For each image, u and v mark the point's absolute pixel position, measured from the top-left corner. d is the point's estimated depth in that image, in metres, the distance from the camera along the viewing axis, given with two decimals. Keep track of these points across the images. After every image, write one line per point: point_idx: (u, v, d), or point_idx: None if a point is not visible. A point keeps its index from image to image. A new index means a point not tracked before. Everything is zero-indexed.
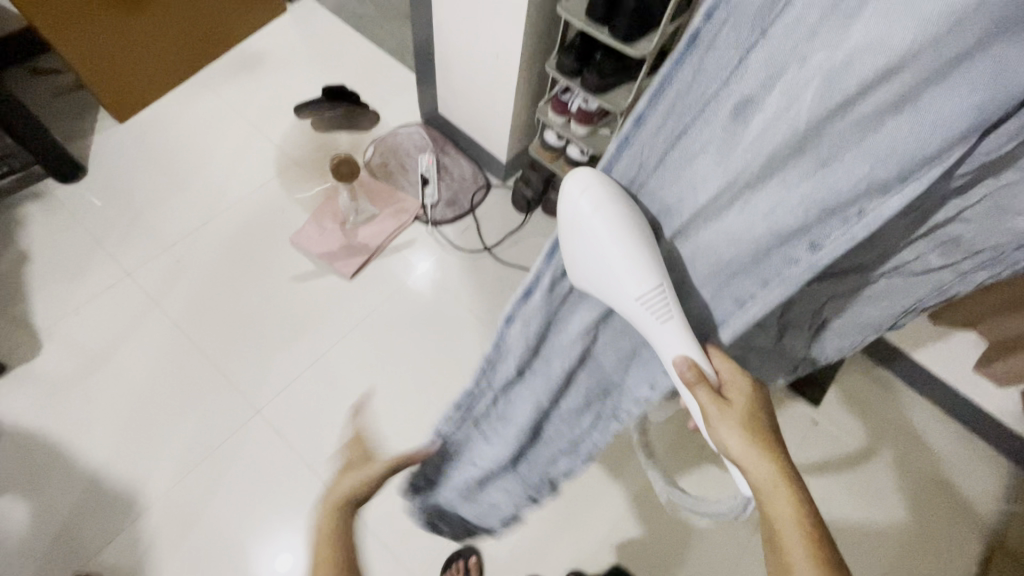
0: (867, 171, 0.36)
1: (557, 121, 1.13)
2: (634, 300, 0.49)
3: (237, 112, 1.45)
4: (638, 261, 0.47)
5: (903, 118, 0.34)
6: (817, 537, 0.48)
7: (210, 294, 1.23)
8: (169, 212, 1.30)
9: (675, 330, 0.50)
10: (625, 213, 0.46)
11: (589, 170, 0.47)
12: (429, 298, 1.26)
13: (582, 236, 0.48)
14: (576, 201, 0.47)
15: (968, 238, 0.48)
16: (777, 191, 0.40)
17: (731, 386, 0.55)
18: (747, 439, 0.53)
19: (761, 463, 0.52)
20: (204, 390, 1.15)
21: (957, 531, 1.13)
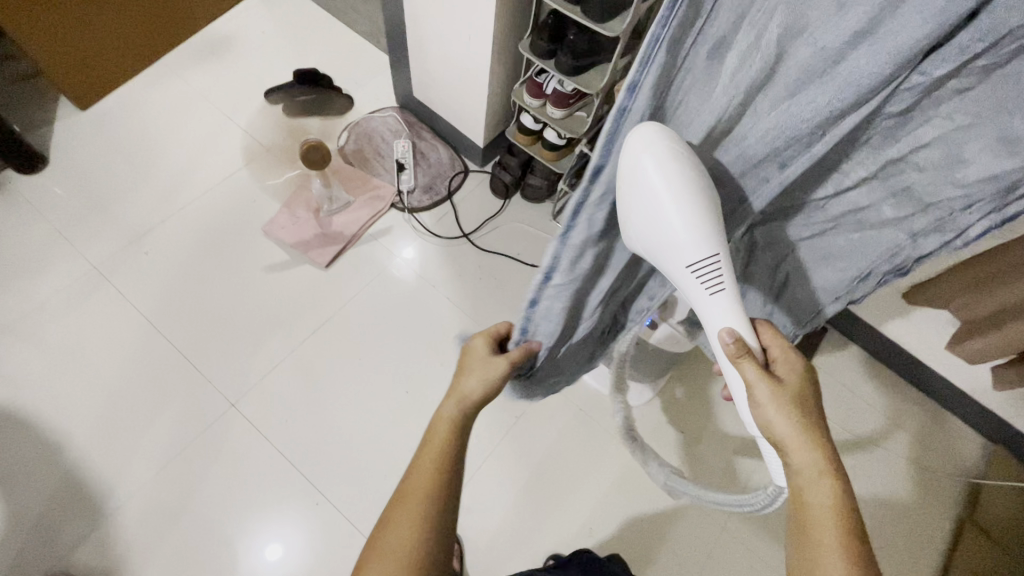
0: (829, 101, 0.40)
1: (533, 104, 1.11)
2: (685, 268, 0.50)
3: (204, 97, 1.40)
4: (702, 230, 0.47)
5: (864, 49, 0.37)
6: (853, 530, 0.49)
7: (181, 286, 1.20)
8: (136, 202, 1.26)
9: (727, 301, 0.52)
10: (692, 179, 0.45)
11: (653, 126, 0.44)
12: (407, 286, 1.24)
13: (637, 195, 0.46)
14: (638, 160, 0.44)
15: (920, 190, 0.48)
16: (748, 121, 0.45)
17: (780, 366, 0.57)
18: (795, 423, 0.53)
19: (807, 450, 0.52)
20: (176, 384, 1.12)
21: (929, 504, 1.15)
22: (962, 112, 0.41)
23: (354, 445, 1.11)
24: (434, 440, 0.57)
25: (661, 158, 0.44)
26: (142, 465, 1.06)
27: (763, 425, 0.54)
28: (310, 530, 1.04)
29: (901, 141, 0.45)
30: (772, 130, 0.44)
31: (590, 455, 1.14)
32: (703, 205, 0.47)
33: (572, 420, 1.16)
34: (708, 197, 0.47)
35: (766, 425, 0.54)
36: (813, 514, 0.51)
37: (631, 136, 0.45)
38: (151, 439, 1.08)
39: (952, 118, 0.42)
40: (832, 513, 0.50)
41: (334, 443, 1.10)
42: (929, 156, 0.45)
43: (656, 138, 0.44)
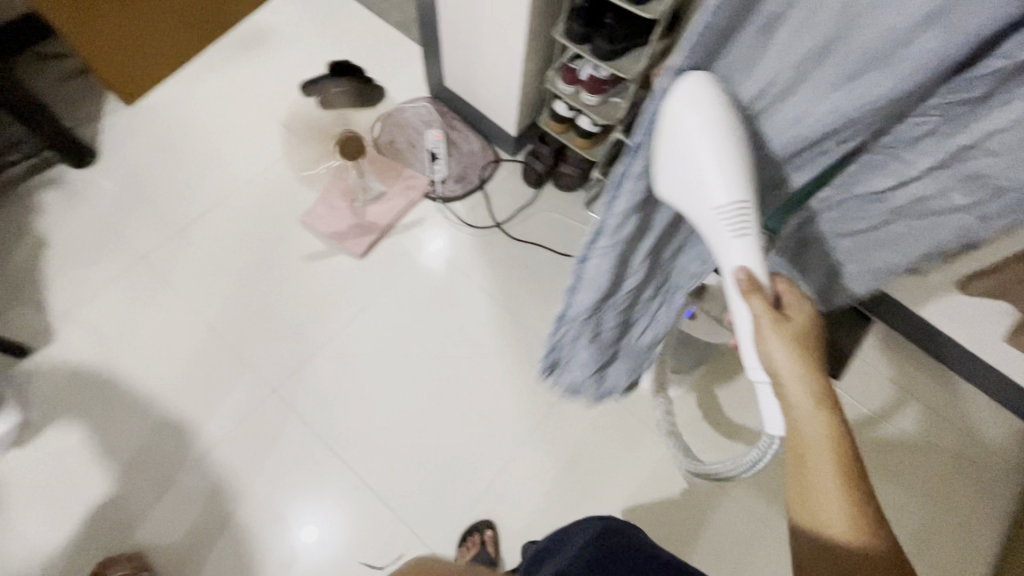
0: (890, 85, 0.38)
1: (567, 91, 1.10)
2: (713, 211, 0.48)
3: (243, 91, 1.43)
4: (732, 170, 0.45)
5: (936, 30, 0.34)
6: (846, 458, 0.51)
7: (224, 276, 1.23)
8: (181, 194, 1.31)
9: (748, 245, 0.50)
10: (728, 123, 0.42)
11: (695, 78, 0.42)
12: (441, 275, 1.25)
13: (677, 140, 0.45)
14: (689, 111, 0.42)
15: (992, 177, 0.47)
16: (804, 101, 0.42)
17: (790, 307, 0.57)
18: (798, 363, 0.54)
19: (805, 384, 0.54)
20: (222, 370, 1.16)
21: (981, 504, 1.10)
22: None
23: (391, 431, 1.12)
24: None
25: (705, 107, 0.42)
26: (193, 447, 1.10)
27: (765, 360, 0.56)
28: (349, 514, 1.07)
29: (972, 128, 0.43)
30: (836, 108, 0.42)
31: (623, 444, 1.13)
32: (733, 147, 0.44)
33: (605, 409, 1.15)
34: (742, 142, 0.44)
35: (768, 360, 0.55)
36: (807, 443, 0.52)
37: (677, 90, 0.42)
38: (199, 423, 1.12)
39: None
40: (825, 440, 0.52)
41: (372, 429, 1.13)
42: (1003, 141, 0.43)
43: (705, 90, 0.42)
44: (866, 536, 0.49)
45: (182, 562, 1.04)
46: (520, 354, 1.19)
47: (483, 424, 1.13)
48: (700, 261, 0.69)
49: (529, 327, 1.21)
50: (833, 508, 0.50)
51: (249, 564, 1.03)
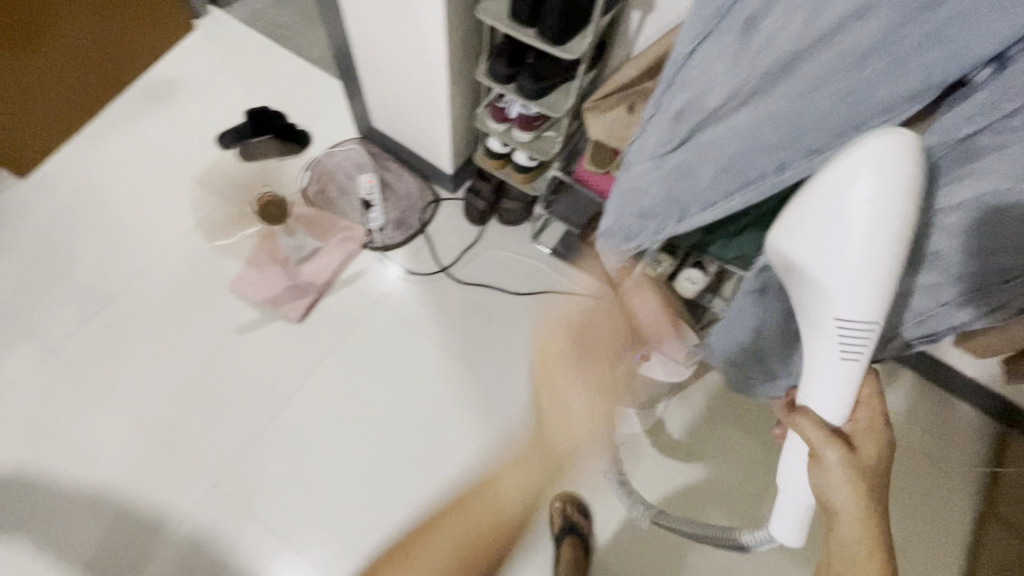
0: (842, 113, 0.48)
1: (496, 128, 1.04)
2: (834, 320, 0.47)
3: (153, 149, 1.32)
4: (865, 291, 0.45)
5: (876, 59, 0.44)
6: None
7: (150, 358, 1.13)
8: (94, 270, 1.19)
9: (852, 371, 0.49)
10: (897, 238, 0.42)
11: (906, 143, 0.41)
12: (388, 330, 1.18)
13: (825, 216, 0.44)
14: (857, 181, 0.41)
15: (948, 256, 0.51)
16: (744, 121, 0.53)
17: (862, 437, 0.51)
18: (859, 503, 0.48)
19: (863, 529, 0.48)
20: (157, 464, 1.06)
21: (946, 503, 1.13)
22: (986, 156, 0.44)
23: (351, 510, 1.05)
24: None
25: (878, 218, 0.42)
26: (133, 554, 1.01)
27: (818, 488, 0.51)
28: None
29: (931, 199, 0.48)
30: (785, 129, 0.51)
31: (594, 488, 1.09)
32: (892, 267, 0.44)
33: None
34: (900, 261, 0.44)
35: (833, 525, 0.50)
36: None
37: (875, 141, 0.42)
38: (136, 527, 1.02)
39: (982, 176, 0.45)
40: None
41: (329, 511, 1.04)
42: (962, 219, 0.48)
43: (901, 157, 0.41)
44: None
45: None
46: (482, 406, 1.14)
47: (449, 487, 1.07)
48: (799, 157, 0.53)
49: (487, 374, 1.16)
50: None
51: None
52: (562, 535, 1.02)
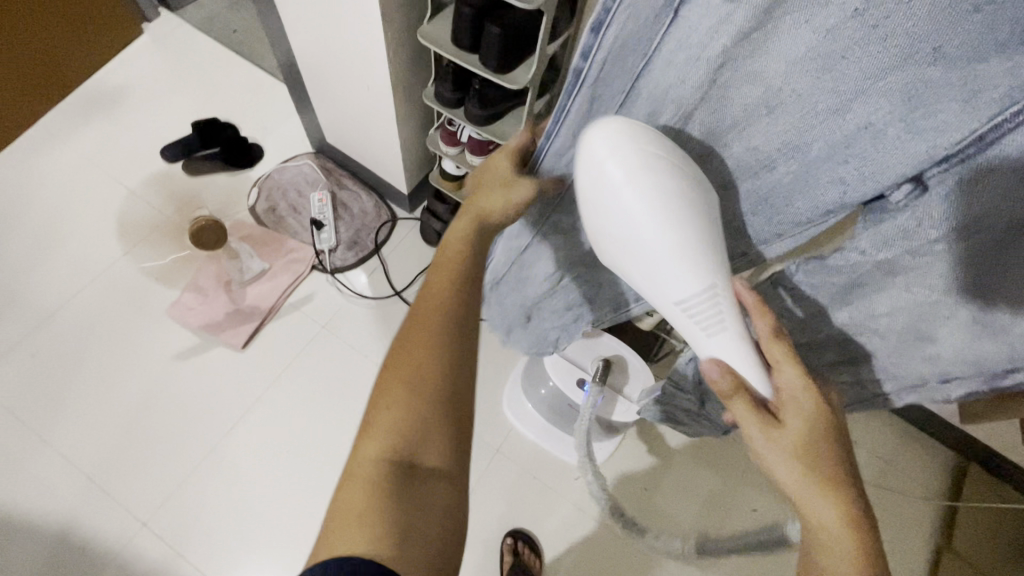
0: (761, 220, 0.46)
1: (450, 151, 1.00)
2: (677, 306, 0.45)
3: (92, 161, 1.25)
4: (682, 256, 0.42)
5: (789, 162, 0.40)
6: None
7: (77, 387, 1.06)
8: (21, 291, 1.12)
9: (728, 345, 0.45)
10: (665, 199, 0.40)
11: (614, 130, 0.42)
12: (336, 356, 1.12)
13: (609, 209, 0.43)
14: (606, 166, 0.42)
15: (883, 355, 0.51)
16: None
17: (789, 407, 0.45)
18: (802, 477, 0.43)
19: (820, 506, 0.43)
20: (77, 504, 0.98)
21: (905, 537, 1.11)
22: (909, 273, 0.42)
23: (290, 551, 0.98)
24: (429, 321, 0.48)
25: (639, 176, 0.40)
26: None
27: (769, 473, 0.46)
28: None
29: (854, 305, 0.48)
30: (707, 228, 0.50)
31: (548, 525, 1.05)
32: (684, 229, 0.41)
33: (525, 485, 1.07)
34: (706, 210, 0.42)
35: (802, 506, 0.44)
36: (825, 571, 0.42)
37: (596, 139, 0.43)
38: (52, 574, 0.94)
39: (909, 290, 0.43)
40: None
41: (265, 552, 0.98)
42: (894, 324, 0.47)
43: (625, 132, 0.42)
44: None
45: None
46: None
47: None
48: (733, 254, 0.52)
49: None
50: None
51: None
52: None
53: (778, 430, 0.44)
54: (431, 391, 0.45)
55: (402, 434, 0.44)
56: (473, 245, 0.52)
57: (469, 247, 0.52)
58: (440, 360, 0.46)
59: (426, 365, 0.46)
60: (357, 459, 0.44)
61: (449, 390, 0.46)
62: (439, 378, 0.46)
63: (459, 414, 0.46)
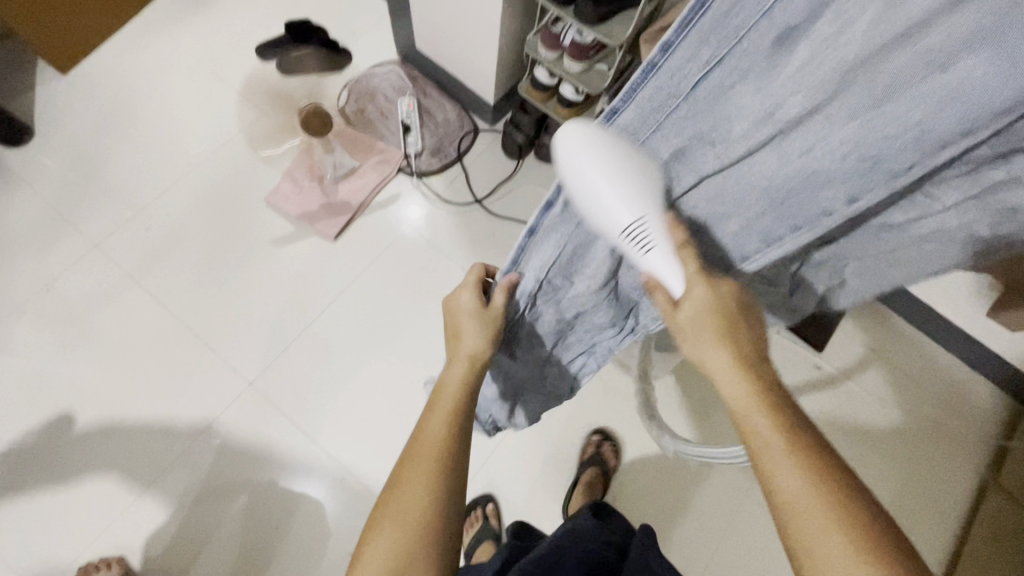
0: (921, 122, 0.34)
1: (549, 56, 1.01)
2: (620, 236, 0.47)
3: (193, 56, 1.30)
4: (633, 190, 0.45)
5: (985, 49, 0.29)
6: (804, 445, 0.44)
7: (188, 261, 1.15)
8: (134, 173, 1.20)
9: (662, 259, 0.49)
10: (613, 158, 0.44)
11: (578, 124, 0.45)
12: (416, 252, 1.19)
13: (578, 179, 0.46)
14: (574, 151, 0.45)
15: None
16: (819, 124, 0.38)
17: (689, 301, 0.50)
18: (717, 349, 0.50)
19: (731, 369, 0.49)
20: (193, 364, 1.09)
21: (950, 466, 1.15)
22: None
23: (379, 419, 1.08)
24: (426, 452, 0.53)
25: (600, 143, 0.44)
26: (172, 443, 1.04)
27: (696, 357, 0.52)
28: (338, 500, 1.03)
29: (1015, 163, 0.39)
30: (841, 145, 0.38)
31: (612, 422, 1.12)
32: (630, 177, 0.44)
33: (592, 388, 1.13)
34: (650, 161, 0.45)
35: (701, 360, 0.51)
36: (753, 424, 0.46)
37: (565, 135, 0.45)
38: (177, 417, 1.06)
39: None
40: (774, 433, 0.45)
41: (358, 418, 1.08)
42: None
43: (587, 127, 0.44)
44: (869, 551, 0.39)
45: (175, 559, 0.99)
46: None
47: None
48: (857, 167, 0.39)
49: None
50: (803, 494, 0.42)
51: (248, 552, 1.00)
52: (583, 465, 1.06)
53: (680, 317, 0.51)
54: (417, 526, 0.49)
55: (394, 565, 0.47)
56: (471, 386, 0.60)
57: (465, 388, 0.59)
58: (432, 492, 0.50)
59: (419, 498, 0.50)
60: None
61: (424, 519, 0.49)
62: (434, 509, 0.50)
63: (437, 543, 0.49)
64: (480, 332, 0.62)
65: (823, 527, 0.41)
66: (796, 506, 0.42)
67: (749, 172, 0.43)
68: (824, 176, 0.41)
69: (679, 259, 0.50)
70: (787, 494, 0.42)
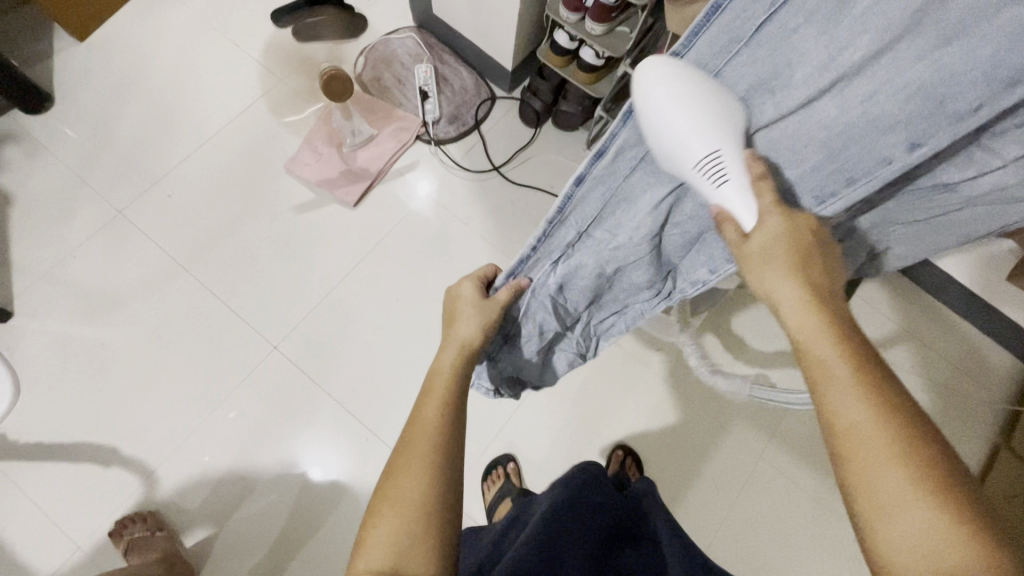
0: (994, 57, 0.32)
1: (571, 17, 0.99)
2: (695, 167, 0.43)
3: (209, 22, 1.30)
4: (713, 117, 0.40)
5: None
6: (869, 369, 0.41)
7: (209, 227, 1.16)
8: (153, 139, 1.20)
9: (736, 192, 0.43)
10: (704, 85, 0.40)
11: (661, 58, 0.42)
12: (435, 219, 1.19)
13: (658, 111, 0.42)
14: (655, 85, 0.42)
15: None
16: (884, 67, 0.35)
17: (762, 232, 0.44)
18: (789, 279, 0.45)
19: (804, 302, 0.44)
20: (217, 329, 1.11)
21: (960, 429, 1.17)
22: None
23: (401, 382, 1.10)
24: (421, 438, 0.52)
25: (683, 75, 0.41)
26: (198, 404, 1.07)
27: (763, 291, 0.46)
28: (364, 459, 1.06)
29: None
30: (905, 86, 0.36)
31: (629, 386, 1.14)
32: (717, 104, 0.40)
33: (610, 352, 1.16)
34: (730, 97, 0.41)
35: (767, 293, 0.46)
36: (821, 353, 0.42)
37: (646, 70, 0.43)
38: (202, 380, 1.08)
39: None
40: (843, 364, 0.41)
41: (382, 380, 1.10)
42: None
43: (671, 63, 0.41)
44: (931, 494, 0.36)
45: (206, 516, 1.02)
46: None
47: None
48: (924, 108, 0.36)
49: None
50: (865, 421, 0.39)
51: (275, 509, 1.03)
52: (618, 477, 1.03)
53: (749, 252, 0.45)
54: (416, 512, 0.48)
55: (393, 551, 0.47)
56: (461, 374, 0.59)
57: (457, 375, 0.58)
58: (429, 477, 0.50)
59: (416, 483, 0.49)
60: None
61: (425, 505, 0.49)
62: (431, 492, 0.49)
63: (441, 527, 0.48)
64: (475, 319, 0.62)
65: (883, 466, 0.38)
66: (860, 427, 0.39)
67: (802, 119, 0.41)
68: (883, 122, 0.38)
69: (754, 190, 0.44)
70: (847, 430, 0.39)
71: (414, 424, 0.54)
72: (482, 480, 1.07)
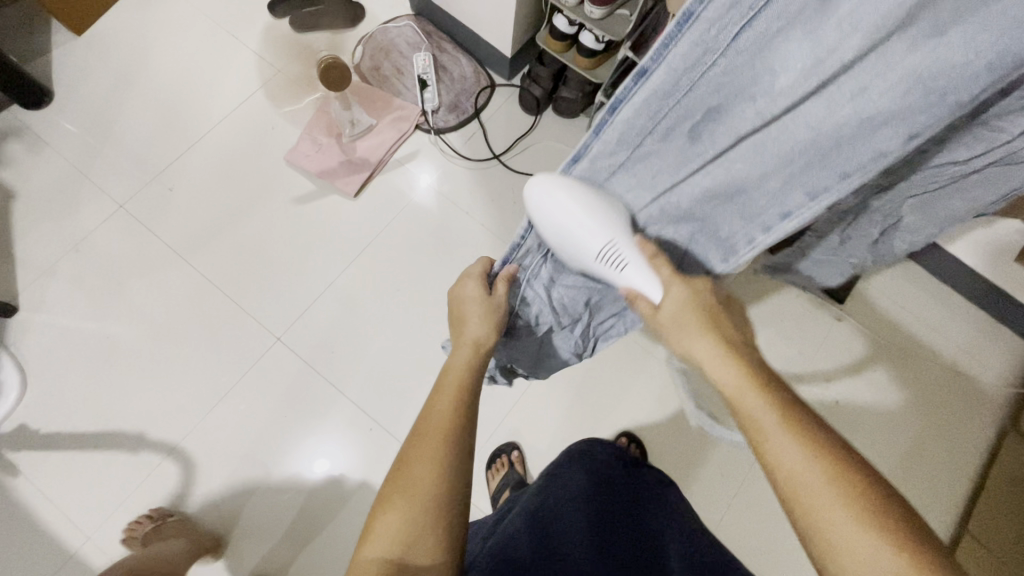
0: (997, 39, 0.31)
1: (570, 1, 0.98)
2: (595, 257, 0.50)
3: (207, 14, 1.29)
4: (602, 216, 0.48)
5: None
6: (797, 417, 0.43)
7: (210, 220, 1.16)
8: (152, 132, 1.20)
9: (638, 271, 0.50)
10: (583, 193, 0.48)
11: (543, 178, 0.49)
12: (436, 209, 1.19)
13: (552, 218, 0.49)
14: (547, 195, 0.48)
15: None
16: (877, 61, 0.34)
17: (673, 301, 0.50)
18: (708, 342, 0.49)
19: (721, 358, 0.48)
20: (220, 321, 1.11)
21: (971, 421, 1.11)
22: None
23: (403, 372, 1.10)
24: (433, 429, 0.52)
25: (565, 187, 0.48)
26: (202, 397, 1.07)
27: (687, 356, 0.50)
28: (368, 448, 1.06)
29: None
30: (902, 75, 0.34)
31: (633, 373, 1.13)
32: (599, 206, 0.48)
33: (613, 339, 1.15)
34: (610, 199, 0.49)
35: (687, 355, 0.50)
36: (749, 407, 0.45)
37: (536, 186, 0.49)
38: (206, 371, 1.08)
39: None
40: (773, 414, 0.44)
41: (385, 370, 1.10)
42: None
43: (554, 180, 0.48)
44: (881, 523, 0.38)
45: (211, 507, 1.02)
46: None
47: None
48: (921, 98, 0.35)
49: None
50: (804, 469, 0.41)
51: (280, 499, 1.03)
52: None
53: (666, 319, 0.51)
54: (426, 501, 0.48)
55: (402, 540, 0.47)
56: (477, 370, 0.58)
57: (471, 371, 0.58)
58: (437, 471, 0.50)
59: (427, 475, 0.49)
60: (358, 564, 0.47)
61: (435, 496, 0.49)
62: (441, 484, 0.49)
63: (450, 519, 0.48)
64: (486, 314, 0.61)
65: (832, 507, 0.39)
66: (798, 473, 0.41)
67: (787, 124, 0.39)
68: (879, 118, 0.37)
69: (652, 267, 0.51)
70: (789, 474, 0.41)
71: (429, 414, 0.54)
72: (486, 468, 1.07)
